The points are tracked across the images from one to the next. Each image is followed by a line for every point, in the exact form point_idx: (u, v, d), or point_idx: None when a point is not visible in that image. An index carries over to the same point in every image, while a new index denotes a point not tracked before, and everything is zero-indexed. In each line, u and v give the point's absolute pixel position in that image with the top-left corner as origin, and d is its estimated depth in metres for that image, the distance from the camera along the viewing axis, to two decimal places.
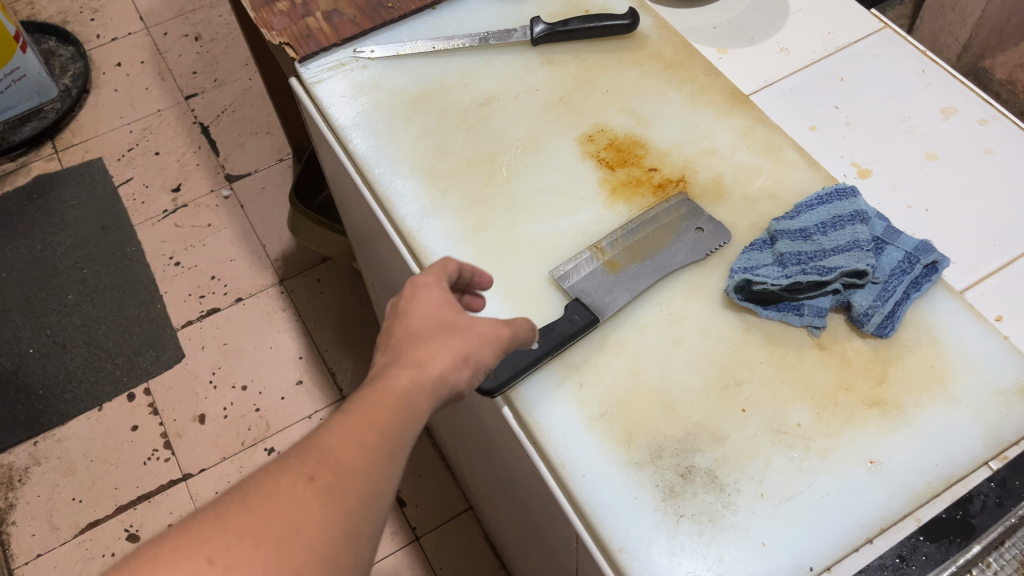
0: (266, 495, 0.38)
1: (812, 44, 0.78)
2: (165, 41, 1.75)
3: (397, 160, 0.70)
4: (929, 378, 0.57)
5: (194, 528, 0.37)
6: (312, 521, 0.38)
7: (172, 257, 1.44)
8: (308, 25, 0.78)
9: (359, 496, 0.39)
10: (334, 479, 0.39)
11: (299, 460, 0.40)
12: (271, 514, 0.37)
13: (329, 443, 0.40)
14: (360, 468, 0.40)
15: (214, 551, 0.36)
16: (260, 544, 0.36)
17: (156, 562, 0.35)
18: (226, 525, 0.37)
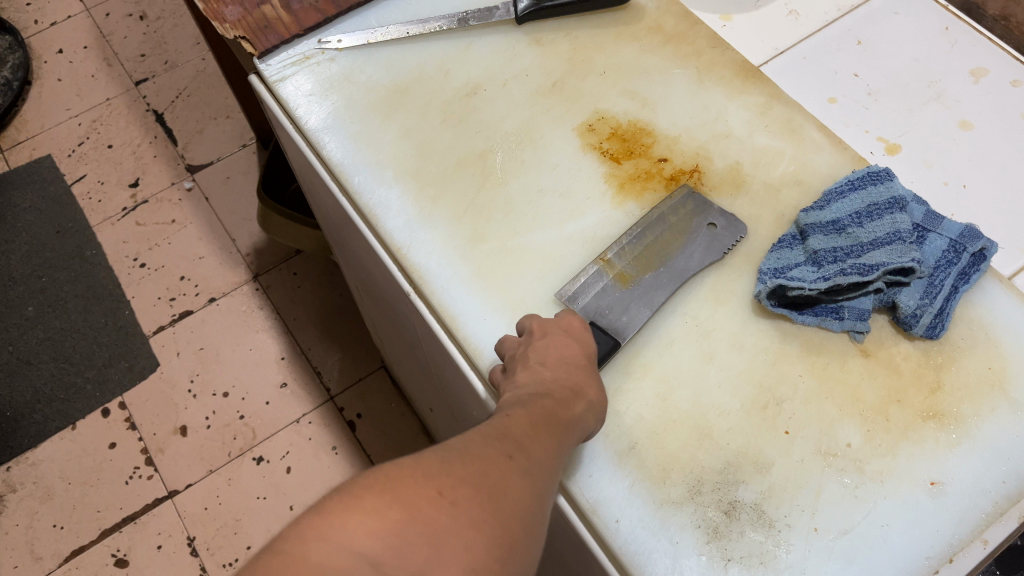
0: (472, 450, 0.34)
1: (824, 4, 0.71)
2: (109, 22, 1.63)
3: (378, 166, 0.62)
4: (987, 383, 0.52)
5: (416, 457, 0.32)
6: (516, 484, 0.33)
7: (137, 258, 1.36)
8: (265, 15, 0.69)
9: (546, 480, 0.36)
10: (529, 459, 0.35)
11: (497, 433, 0.36)
12: (483, 465, 0.33)
13: (519, 428, 0.37)
14: (548, 457, 0.37)
15: (441, 483, 0.31)
16: (480, 489, 0.32)
17: (388, 473, 0.30)
18: (446, 464, 0.32)
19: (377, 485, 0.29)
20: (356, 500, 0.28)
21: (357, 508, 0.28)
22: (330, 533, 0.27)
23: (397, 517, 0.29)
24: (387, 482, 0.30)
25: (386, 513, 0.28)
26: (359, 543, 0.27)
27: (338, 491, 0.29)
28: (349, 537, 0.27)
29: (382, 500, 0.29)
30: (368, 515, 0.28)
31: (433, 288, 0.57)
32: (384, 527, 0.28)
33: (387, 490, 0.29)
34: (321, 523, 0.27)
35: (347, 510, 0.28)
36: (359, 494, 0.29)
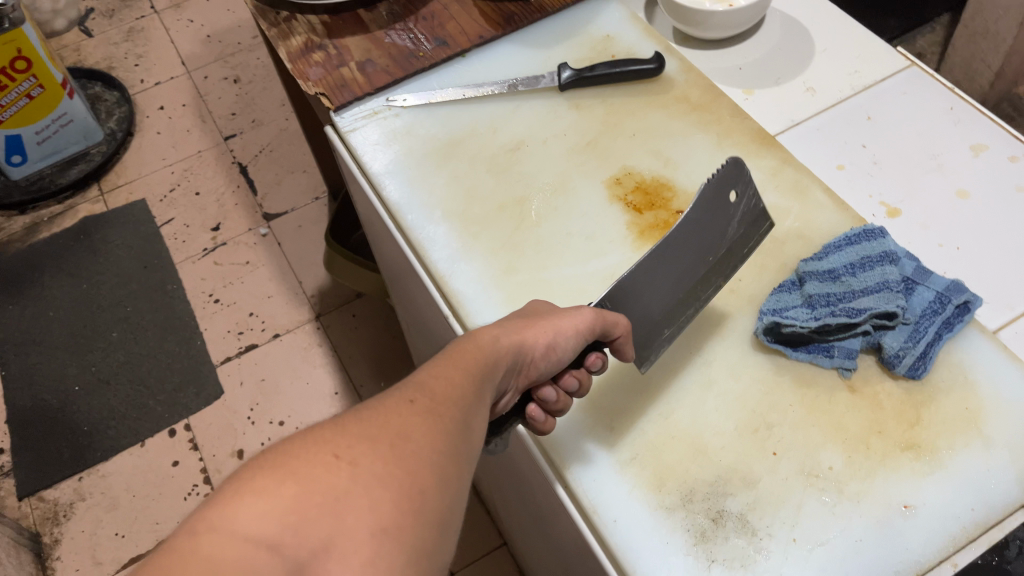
0: (372, 414, 0.39)
1: (839, 83, 0.79)
2: (206, 83, 1.80)
3: (429, 207, 0.71)
4: (963, 421, 0.57)
5: (310, 433, 0.37)
6: (420, 434, 0.38)
7: (212, 294, 1.48)
8: (342, 75, 0.80)
9: (454, 420, 0.41)
10: (431, 404, 0.41)
11: (398, 391, 0.41)
12: (384, 424, 0.38)
13: (424, 380, 0.43)
14: (453, 396, 0.42)
15: (337, 448, 0.36)
16: (377, 449, 0.36)
17: (282, 454, 0.35)
18: (343, 432, 0.37)
19: (271, 470, 0.34)
20: (247, 485, 0.33)
21: (248, 492, 0.33)
22: (227, 520, 0.31)
23: (290, 493, 0.33)
24: (281, 463, 0.34)
25: (277, 491, 0.33)
26: (254, 524, 0.32)
27: (236, 478, 0.34)
28: (243, 521, 0.31)
29: (275, 480, 0.34)
30: (258, 498, 0.33)
31: (469, 313, 0.65)
32: (277, 506, 0.33)
33: (279, 469, 0.34)
34: (214, 515, 0.32)
35: (239, 497, 0.33)
36: (253, 478, 0.33)
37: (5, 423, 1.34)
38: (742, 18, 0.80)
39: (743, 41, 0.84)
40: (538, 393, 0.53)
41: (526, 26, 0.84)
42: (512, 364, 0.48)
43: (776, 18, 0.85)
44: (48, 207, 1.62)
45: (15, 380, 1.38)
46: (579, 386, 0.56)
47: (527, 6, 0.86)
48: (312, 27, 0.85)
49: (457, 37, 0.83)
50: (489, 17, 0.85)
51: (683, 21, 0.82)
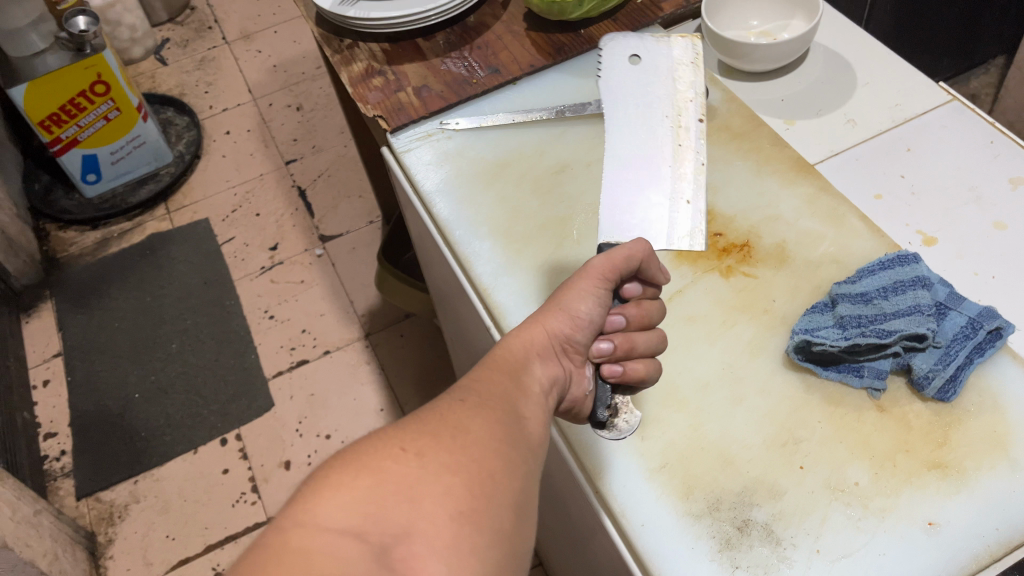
0: (429, 412, 0.43)
1: (880, 115, 0.81)
2: (270, 111, 1.88)
3: (476, 224, 0.75)
4: (990, 444, 0.57)
5: (375, 433, 0.40)
6: (476, 426, 0.43)
7: (267, 310, 1.53)
8: (399, 100, 0.85)
9: (503, 410, 0.46)
10: (478, 399, 0.46)
11: (447, 392, 0.46)
12: (442, 419, 0.42)
13: (468, 382, 0.48)
14: (496, 393, 0.47)
15: (404, 443, 0.39)
16: (439, 441, 0.40)
17: (352, 452, 0.38)
18: (405, 429, 0.41)
19: (345, 466, 0.37)
20: (325, 481, 0.36)
21: (328, 487, 0.36)
22: (313, 517, 0.34)
23: (368, 483, 0.37)
24: (353, 459, 0.38)
25: (355, 483, 0.36)
26: (337, 516, 0.35)
27: (312, 480, 0.37)
28: (328, 514, 0.35)
29: (351, 474, 0.37)
30: (339, 492, 0.36)
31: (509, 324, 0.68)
32: (357, 497, 0.36)
33: (353, 464, 0.38)
34: (300, 510, 0.35)
35: (321, 492, 0.36)
36: (330, 477, 0.37)
37: (69, 425, 1.40)
38: (786, 51, 0.82)
39: (786, 74, 0.87)
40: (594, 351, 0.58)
41: (575, 56, 0.88)
42: (547, 351, 0.54)
43: (819, 52, 0.88)
44: (119, 223, 1.71)
45: (80, 385, 1.45)
46: (631, 322, 0.60)
47: (577, 37, 0.90)
48: (373, 54, 0.90)
49: (509, 65, 0.87)
50: (540, 47, 0.89)
51: (727, 53, 0.84)
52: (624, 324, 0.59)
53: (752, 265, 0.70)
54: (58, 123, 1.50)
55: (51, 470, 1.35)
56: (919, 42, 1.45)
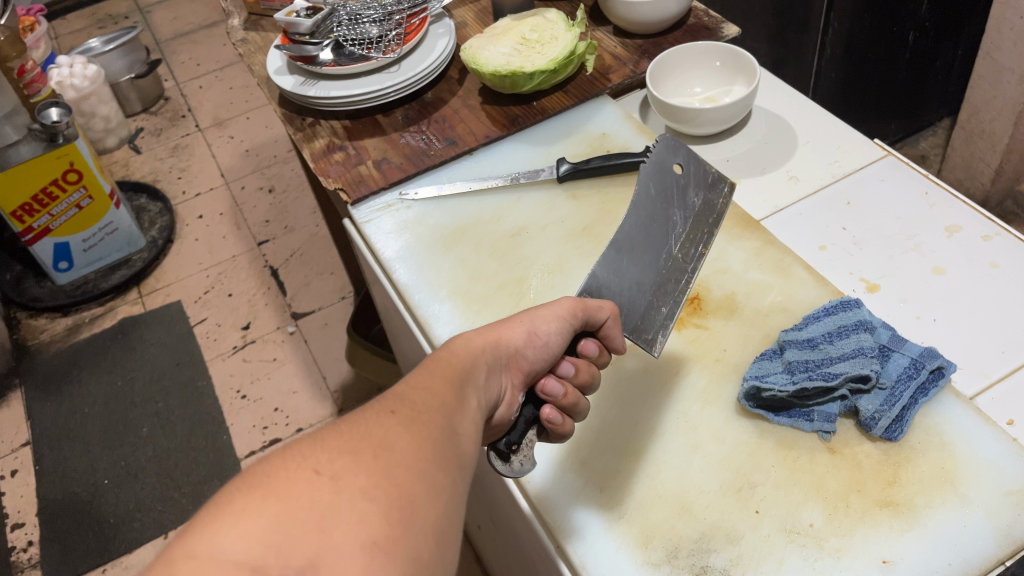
0: (355, 427, 0.41)
1: (821, 172, 0.84)
2: (242, 194, 1.92)
3: (436, 287, 0.77)
4: (939, 480, 0.59)
5: (288, 452, 0.38)
6: (404, 444, 0.40)
7: (239, 390, 1.53)
8: (360, 172, 0.88)
9: (438, 425, 0.43)
10: (411, 411, 0.43)
11: (381, 402, 0.44)
12: (366, 437, 0.40)
13: (402, 390, 0.45)
14: (435, 405, 0.45)
15: (319, 464, 0.37)
16: (360, 461, 0.38)
17: (261, 475, 0.36)
18: (322, 446, 0.38)
19: (252, 492, 0.35)
20: (226, 508, 0.34)
21: (228, 514, 0.34)
22: (204, 549, 0.32)
23: (273, 511, 0.35)
24: (260, 484, 0.36)
25: (261, 510, 0.34)
26: (236, 546, 0.33)
27: (214, 503, 0.35)
28: (222, 546, 0.33)
29: (257, 499, 0.35)
30: (243, 520, 0.34)
31: None
32: (261, 525, 0.34)
33: (259, 489, 0.35)
34: (197, 540, 0.33)
35: (223, 519, 0.34)
36: (234, 501, 0.35)
37: (36, 515, 1.37)
38: (729, 114, 0.86)
39: (729, 136, 0.91)
40: (544, 391, 0.56)
41: (529, 126, 0.92)
42: (491, 365, 0.53)
43: (761, 116, 0.92)
44: (90, 309, 1.71)
45: (48, 473, 1.43)
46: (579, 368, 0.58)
47: (530, 109, 0.94)
48: (335, 131, 0.94)
49: (466, 137, 0.91)
50: (494, 118, 0.93)
51: (672, 118, 0.88)
52: (573, 374, 0.58)
53: (703, 317, 0.72)
54: (30, 213, 1.51)
55: (17, 562, 1.32)
56: (868, 107, 1.52)
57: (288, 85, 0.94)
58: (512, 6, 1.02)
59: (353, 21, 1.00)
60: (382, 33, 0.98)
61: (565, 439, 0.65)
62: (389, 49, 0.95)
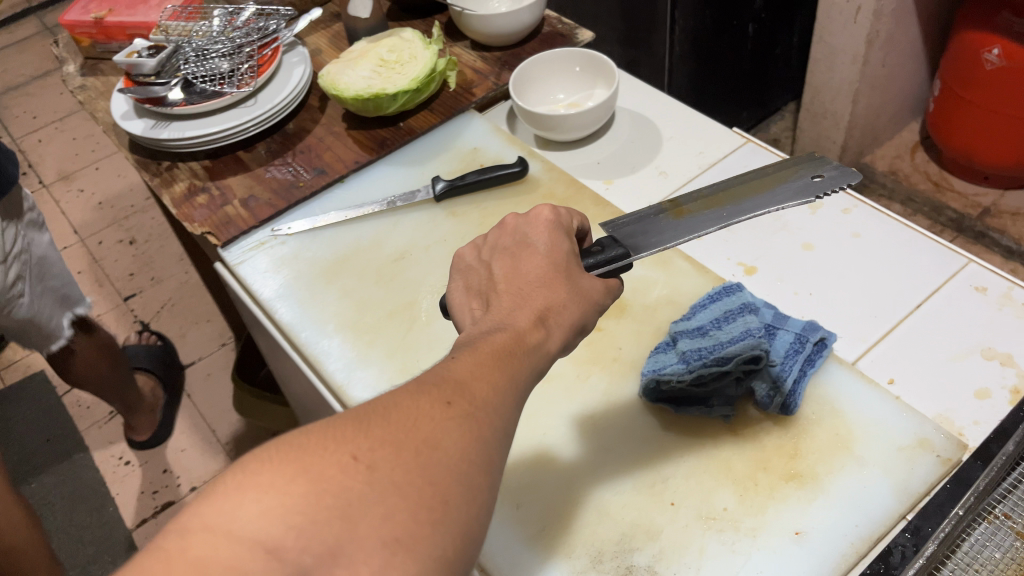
0: (404, 414, 0.38)
1: (688, 164, 0.87)
2: (101, 249, 1.80)
3: (323, 323, 0.74)
4: (836, 447, 0.61)
5: (331, 428, 0.36)
6: (451, 443, 0.37)
7: (122, 456, 1.43)
8: (227, 213, 0.84)
9: (493, 429, 0.40)
10: (469, 407, 0.39)
11: (436, 387, 0.40)
12: (413, 429, 0.37)
13: (462, 378, 0.41)
14: (492, 404, 0.40)
15: (358, 448, 0.36)
16: (402, 455, 0.36)
17: (295, 449, 0.35)
18: (366, 430, 0.37)
19: (281, 467, 0.34)
20: (256, 479, 0.34)
21: (256, 487, 0.33)
22: (222, 522, 0.32)
23: (302, 491, 0.34)
24: (294, 458, 0.35)
25: (289, 489, 0.33)
26: (255, 525, 0.32)
27: (244, 464, 0.34)
28: (242, 521, 0.32)
29: (287, 476, 0.34)
30: (269, 496, 0.33)
31: None
32: (284, 505, 0.33)
33: (293, 464, 0.34)
34: (220, 508, 0.33)
35: (248, 490, 0.33)
36: (259, 471, 0.34)
37: None
38: (593, 117, 0.88)
39: (597, 139, 0.93)
40: None
41: (398, 147, 0.91)
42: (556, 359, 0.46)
43: (624, 116, 0.95)
44: None
45: None
46: None
47: (397, 131, 0.92)
48: (194, 173, 0.89)
49: (334, 165, 0.88)
50: (362, 143, 0.91)
51: (540, 127, 0.89)
52: None
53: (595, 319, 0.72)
54: None
55: None
56: (719, 99, 1.58)
57: (138, 130, 0.89)
58: (366, 28, 1.00)
59: (200, 56, 0.95)
60: (233, 67, 0.94)
61: None
62: (244, 83, 0.92)
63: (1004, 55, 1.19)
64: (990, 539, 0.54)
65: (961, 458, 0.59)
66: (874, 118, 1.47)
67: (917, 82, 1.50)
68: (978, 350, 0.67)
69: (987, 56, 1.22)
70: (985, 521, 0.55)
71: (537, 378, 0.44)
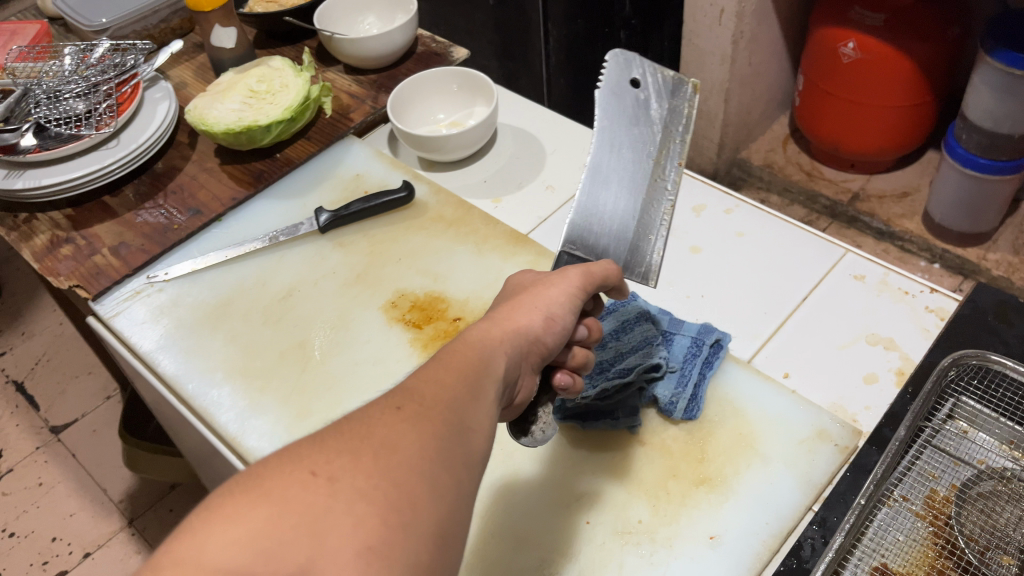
0: (357, 428, 0.36)
1: (573, 176, 0.87)
2: None
3: (210, 371, 0.70)
4: (740, 447, 0.62)
5: (283, 454, 0.34)
6: (409, 444, 0.35)
7: (5, 528, 1.33)
8: (96, 263, 0.79)
9: (448, 422, 0.38)
10: (420, 407, 0.38)
11: (386, 398, 0.39)
12: (368, 437, 0.35)
13: (413, 385, 0.40)
14: (446, 401, 0.39)
15: (316, 466, 0.33)
16: (361, 461, 0.34)
17: (247, 480, 0.33)
18: (322, 446, 0.35)
19: (238, 497, 0.32)
20: (219, 512, 0.31)
21: (220, 519, 0.31)
22: (189, 558, 0.29)
23: (266, 514, 0.31)
24: (249, 488, 0.32)
25: (253, 514, 0.31)
26: (224, 554, 0.29)
27: (203, 505, 0.32)
28: (212, 552, 0.29)
29: (248, 504, 0.31)
30: (233, 524, 0.30)
31: None
32: (249, 529, 0.30)
33: (249, 494, 0.32)
34: (186, 547, 0.30)
35: (212, 524, 0.30)
36: (221, 504, 0.31)
37: None
38: (476, 136, 0.87)
39: (482, 157, 0.92)
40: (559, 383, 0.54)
41: (277, 180, 0.87)
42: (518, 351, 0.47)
43: (506, 131, 0.94)
44: None
45: None
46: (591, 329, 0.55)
47: (274, 163, 0.89)
48: (56, 223, 0.83)
49: (210, 203, 0.84)
50: (237, 178, 0.87)
51: (422, 149, 0.87)
52: (588, 334, 0.55)
53: None
54: None
55: None
56: None
57: None
58: (232, 58, 0.97)
59: (53, 97, 0.89)
60: (90, 107, 0.88)
61: None
62: (102, 123, 0.86)
63: (859, 47, 1.25)
64: (892, 523, 0.56)
65: (858, 444, 0.61)
66: (747, 114, 1.53)
67: (782, 76, 1.56)
68: (864, 336, 0.69)
69: (843, 50, 1.28)
70: (886, 505, 0.57)
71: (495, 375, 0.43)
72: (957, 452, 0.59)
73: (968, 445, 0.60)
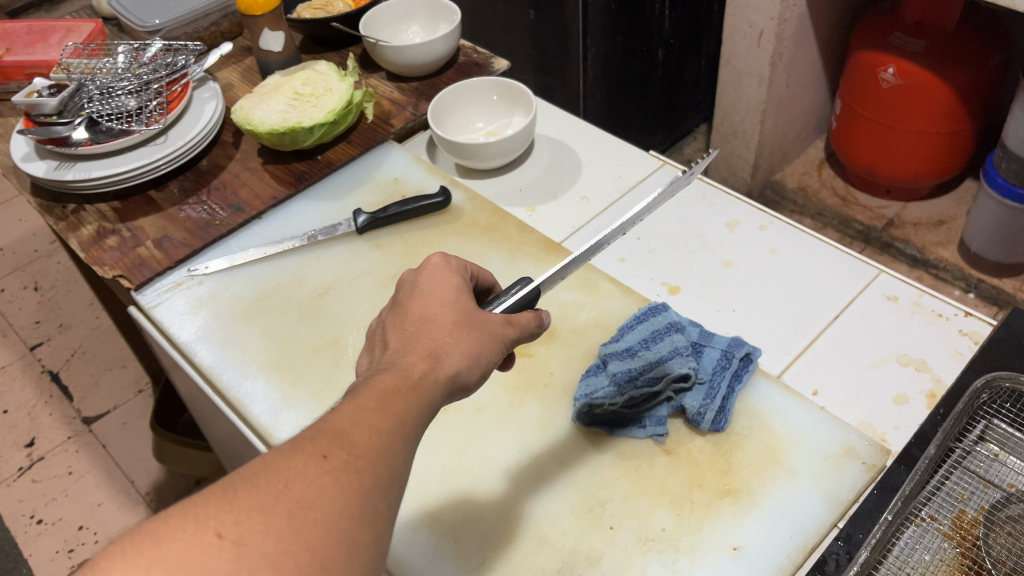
0: (274, 477, 0.38)
1: (607, 188, 0.88)
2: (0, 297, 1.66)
3: (245, 364, 0.72)
4: (767, 460, 0.62)
5: (192, 503, 0.36)
6: (326, 500, 0.37)
7: (33, 514, 1.35)
8: (139, 255, 0.81)
9: (375, 475, 0.40)
10: (347, 457, 0.39)
11: (309, 441, 0.40)
12: (282, 493, 0.37)
13: (342, 427, 0.41)
14: (373, 449, 0.40)
15: (222, 526, 0.35)
16: (269, 521, 0.35)
17: (149, 536, 0.34)
18: (231, 502, 0.36)
19: (143, 556, 0.33)
20: None
21: None
22: None
23: None
24: (148, 548, 0.34)
25: None
26: None
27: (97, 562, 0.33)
28: None
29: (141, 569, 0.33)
30: None
31: None
32: None
33: (147, 556, 0.33)
34: None
35: None
36: (111, 566, 0.33)
37: None
38: (513, 145, 0.88)
39: (518, 166, 0.93)
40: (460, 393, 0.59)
41: (318, 181, 0.89)
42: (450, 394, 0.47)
43: (543, 142, 0.95)
44: None
45: None
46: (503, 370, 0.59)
47: (316, 164, 0.91)
48: (103, 214, 0.86)
49: (252, 201, 0.86)
50: (279, 178, 0.89)
51: (460, 156, 0.89)
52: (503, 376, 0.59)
53: (525, 345, 0.72)
54: None
55: None
56: (634, 122, 1.62)
57: (40, 171, 0.85)
58: (278, 61, 0.99)
59: (105, 94, 0.92)
60: (141, 104, 0.91)
61: (425, 497, 0.62)
62: (152, 119, 0.89)
63: (899, 73, 1.25)
64: (919, 542, 0.56)
65: (886, 463, 0.61)
66: (781, 137, 1.53)
67: (819, 100, 1.56)
68: (895, 357, 0.69)
69: (883, 75, 1.28)
70: (913, 524, 0.57)
71: (429, 412, 0.45)
72: (987, 475, 0.59)
73: (998, 468, 0.59)
